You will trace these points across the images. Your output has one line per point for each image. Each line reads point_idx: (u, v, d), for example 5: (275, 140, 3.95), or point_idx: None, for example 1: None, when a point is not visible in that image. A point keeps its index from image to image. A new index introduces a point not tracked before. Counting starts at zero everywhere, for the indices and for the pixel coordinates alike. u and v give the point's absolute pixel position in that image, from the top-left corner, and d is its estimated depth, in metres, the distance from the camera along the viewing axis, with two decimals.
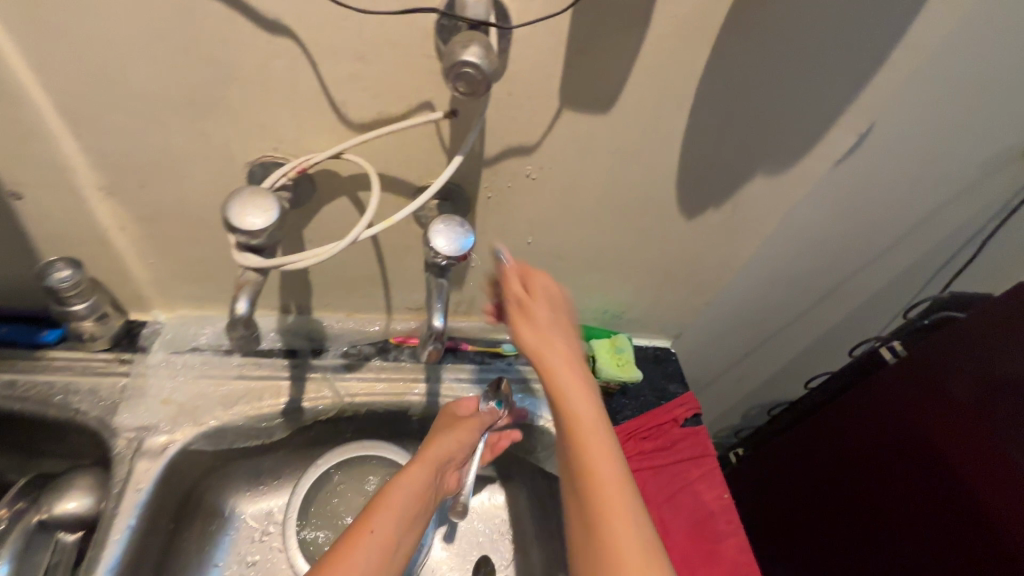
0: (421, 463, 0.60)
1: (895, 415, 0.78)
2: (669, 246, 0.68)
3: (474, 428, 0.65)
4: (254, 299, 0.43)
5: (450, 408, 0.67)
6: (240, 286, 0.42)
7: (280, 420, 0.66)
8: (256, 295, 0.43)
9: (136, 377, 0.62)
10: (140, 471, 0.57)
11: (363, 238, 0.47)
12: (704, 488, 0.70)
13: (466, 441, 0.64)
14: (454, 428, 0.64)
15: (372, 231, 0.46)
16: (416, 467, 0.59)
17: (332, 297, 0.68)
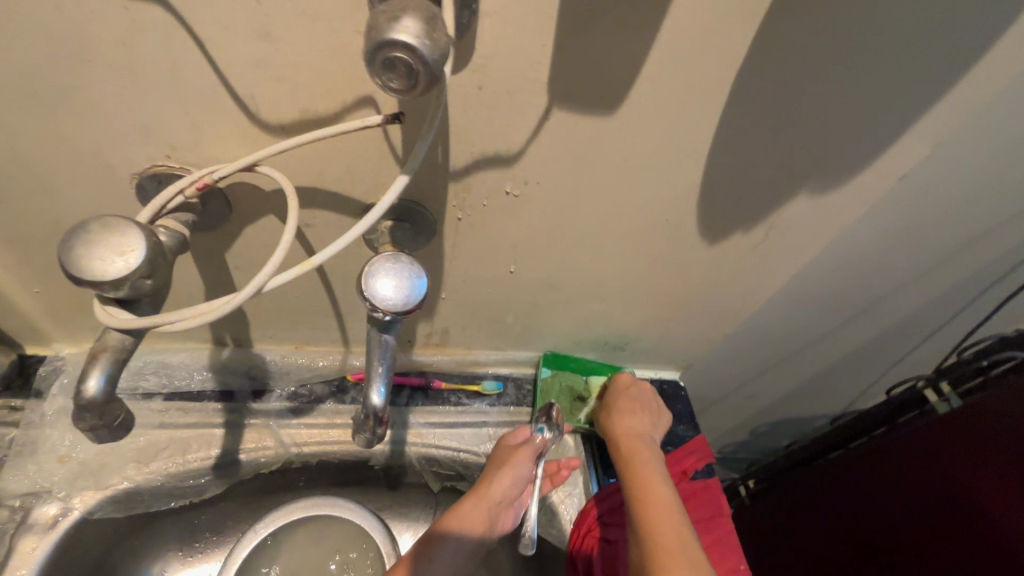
0: (471, 502, 0.52)
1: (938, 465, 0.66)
2: (683, 274, 0.56)
3: (531, 459, 0.54)
4: (114, 372, 0.31)
5: (508, 435, 0.58)
6: (96, 353, 0.31)
7: (211, 477, 0.55)
8: (117, 364, 0.31)
9: (29, 429, 0.50)
10: (24, 550, 0.47)
11: (273, 286, 0.34)
12: (717, 559, 0.59)
13: (521, 475, 0.54)
14: (508, 461, 0.54)
15: (282, 278, 0.33)
16: (463, 508, 0.52)
17: (276, 329, 0.56)
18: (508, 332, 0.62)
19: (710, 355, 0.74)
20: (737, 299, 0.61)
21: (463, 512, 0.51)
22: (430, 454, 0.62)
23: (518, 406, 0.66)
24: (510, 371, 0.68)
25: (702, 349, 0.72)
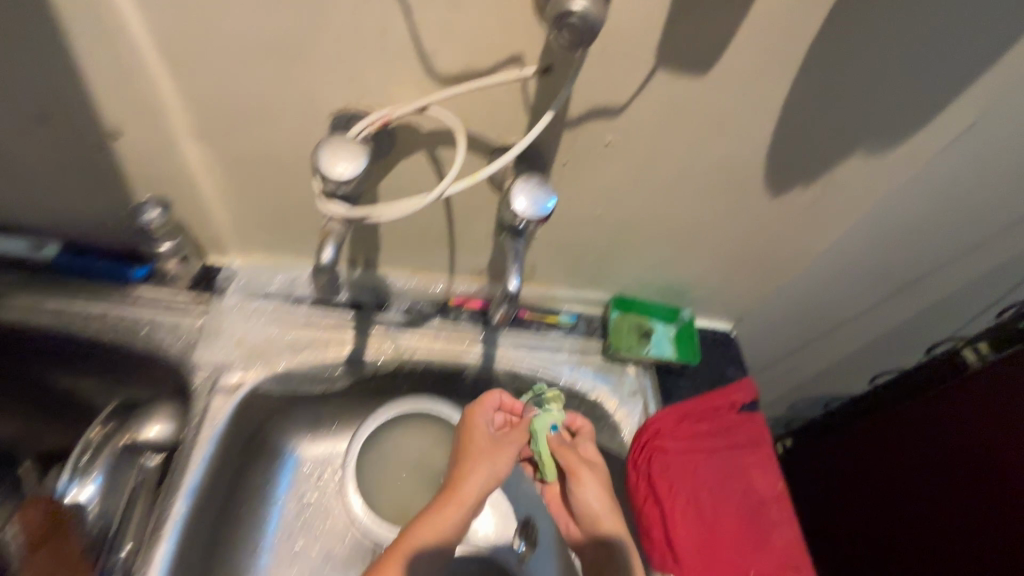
0: (458, 502, 0.59)
1: (952, 417, 0.78)
2: (746, 224, 0.64)
3: (507, 460, 0.63)
4: (338, 247, 0.44)
5: (473, 424, 0.63)
6: (325, 234, 0.43)
7: (343, 369, 0.68)
8: (339, 243, 0.44)
9: (213, 317, 0.64)
10: (216, 406, 0.60)
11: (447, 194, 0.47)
12: (758, 475, 0.68)
13: (494, 472, 0.62)
14: (484, 463, 0.61)
15: (457, 187, 0.45)
16: (449, 508, 0.58)
17: (398, 253, 0.68)
18: (586, 271, 0.72)
19: (760, 309, 0.82)
20: (791, 252, 0.70)
21: (449, 510, 0.58)
22: (515, 369, 0.73)
23: (588, 337, 0.76)
24: (582, 309, 0.78)
25: (754, 301, 0.80)
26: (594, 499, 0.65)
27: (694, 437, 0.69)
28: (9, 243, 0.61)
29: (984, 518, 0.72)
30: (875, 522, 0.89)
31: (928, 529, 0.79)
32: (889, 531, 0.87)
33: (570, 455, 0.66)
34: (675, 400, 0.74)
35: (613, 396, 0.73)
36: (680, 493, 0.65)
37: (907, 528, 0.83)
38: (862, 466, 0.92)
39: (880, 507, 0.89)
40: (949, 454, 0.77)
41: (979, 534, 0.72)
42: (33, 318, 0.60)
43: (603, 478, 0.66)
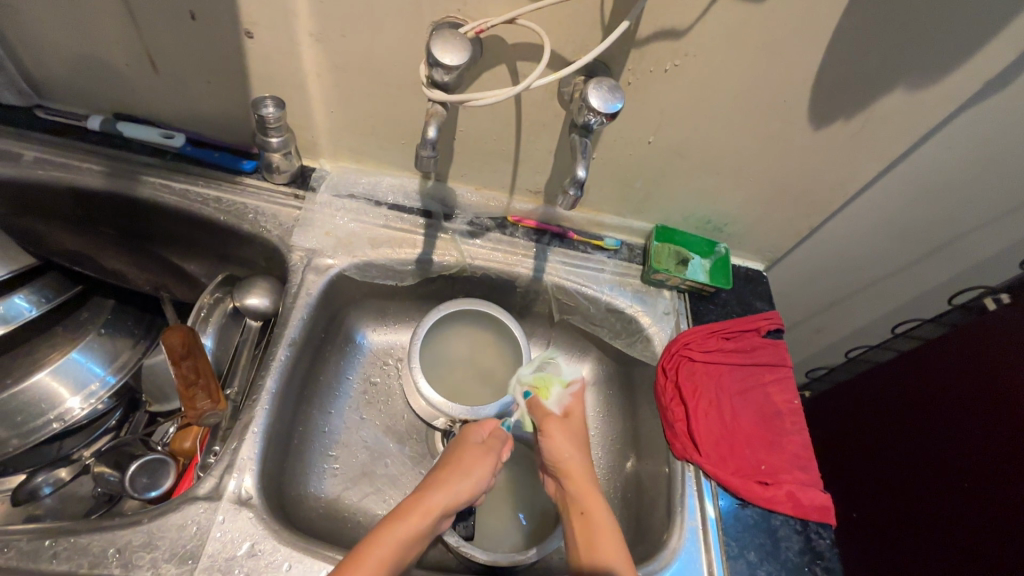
0: (425, 512, 0.56)
1: (974, 361, 0.82)
2: (788, 156, 0.70)
3: (488, 474, 0.63)
4: (438, 128, 0.54)
5: (466, 434, 0.67)
6: (430, 115, 0.53)
7: (412, 268, 0.78)
8: (440, 124, 0.54)
9: (307, 210, 0.75)
10: (310, 282, 0.71)
11: (532, 90, 0.57)
12: (775, 390, 0.75)
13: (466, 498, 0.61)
14: (461, 474, 0.61)
15: (543, 82, 0.55)
16: (418, 514, 0.56)
17: (468, 169, 0.76)
18: (634, 197, 0.79)
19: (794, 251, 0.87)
20: (828, 191, 0.75)
21: (416, 520, 0.55)
22: (562, 284, 0.81)
23: (629, 262, 0.84)
24: (625, 237, 0.86)
25: (788, 243, 0.85)
26: (567, 450, 0.69)
27: (719, 349, 0.77)
28: (144, 131, 0.71)
29: (988, 437, 0.78)
30: (888, 460, 0.95)
31: (936, 457, 0.85)
32: (898, 465, 0.92)
33: (548, 416, 0.72)
34: (706, 322, 0.81)
35: (648, 314, 0.81)
36: (702, 396, 0.73)
37: (917, 459, 0.89)
38: (879, 410, 0.99)
39: (892, 447, 0.95)
40: (959, 386, 0.84)
41: (981, 452, 0.78)
42: (162, 197, 0.70)
43: (575, 434, 0.72)
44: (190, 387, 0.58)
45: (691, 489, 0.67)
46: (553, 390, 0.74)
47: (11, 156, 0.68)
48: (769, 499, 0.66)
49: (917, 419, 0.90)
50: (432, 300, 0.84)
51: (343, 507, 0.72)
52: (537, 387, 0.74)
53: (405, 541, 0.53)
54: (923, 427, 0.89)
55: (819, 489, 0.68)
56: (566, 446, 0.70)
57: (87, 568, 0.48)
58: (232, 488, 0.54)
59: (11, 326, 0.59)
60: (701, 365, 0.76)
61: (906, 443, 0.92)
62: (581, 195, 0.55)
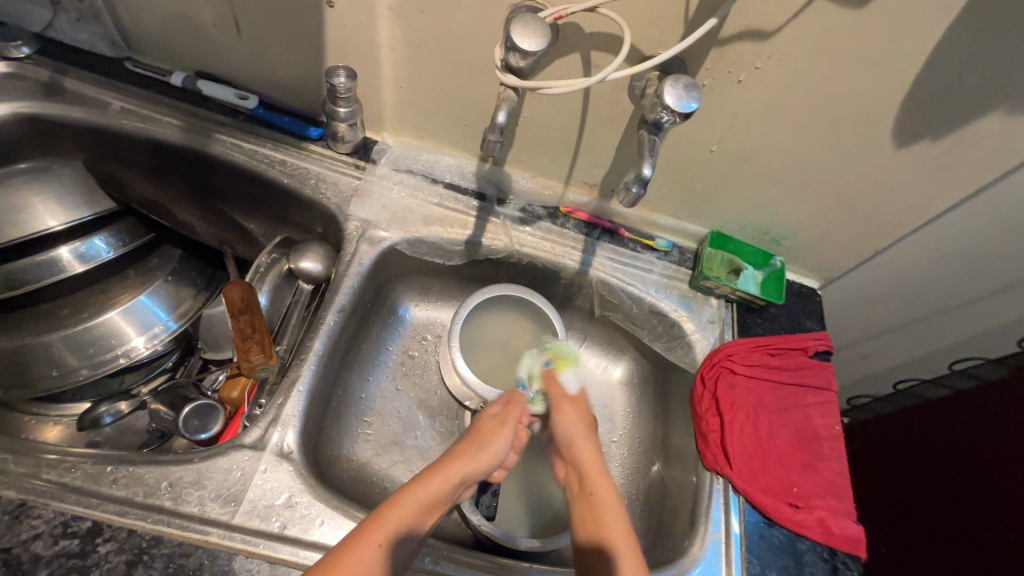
0: (444, 476, 0.56)
1: None
2: (861, 174, 0.67)
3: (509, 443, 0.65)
4: (509, 114, 0.54)
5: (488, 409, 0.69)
6: (501, 100, 0.53)
7: (461, 249, 0.78)
8: (511, 110, 0.54)
9: (365, 182, 0.76)
10: (363, 252, 0.73)
11: (605, 82, 0.56)
12: (816, 414, 0.73)
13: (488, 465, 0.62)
14: (482, 444, 0.62)
15: (619, 75, 0.54)
16: (439, 477, 0.56)
17: (527, 156, 0.76)
18: (692, 200, 0.77)
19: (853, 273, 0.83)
20: (901, 213, 0.71)
21: (437, 485, 0.55)
22: (608, 281, 0.80)
23: (678, 266, 0.82)
24: (678, 240, 0.84)
25: (848, 263, 0.82)
26: (574, 433, 0.68)
27: (763, 364, 0.75)
28: (222, 90, 0.74)
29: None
30: (932, 501, 0.91)
31: (985, 504, 0.81)
32: (943, 509, 0.88)
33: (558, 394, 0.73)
34: (752, 335, 0.79)
35: (692, 320, 0.79)
36: (740, 410, 0.72)
37: (964, 505, 0.84)
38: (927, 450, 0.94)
39: (938, 488, 0.90)
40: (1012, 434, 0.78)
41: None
42: (233, 156, 0.73)
43: (584, 419, 0.70)
44: (245, 341, 0.61)
45: (718, 502, 0.66)
46: (571, 369, 0.76)
47: (99, 103, 0.72)
48: (798, 522, 0.64)
49: (970, 464, 0.86)
50: (477, 283, 0.85)
51: (372, 471, 0.74)
52: (557, 361, 0.77)
53: (426, 502, 0.53)
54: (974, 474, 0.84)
55: (852, 520, 0.65)
56: (571, 430, 0.68)
57: (143, 496, 0.51)
58: (275, 441, 0.57)
59: (88, 266, 0.63)
60: (742, 378, 0.74)
61: (954, 487, 0.87)
62: (643, 193, 0.54)
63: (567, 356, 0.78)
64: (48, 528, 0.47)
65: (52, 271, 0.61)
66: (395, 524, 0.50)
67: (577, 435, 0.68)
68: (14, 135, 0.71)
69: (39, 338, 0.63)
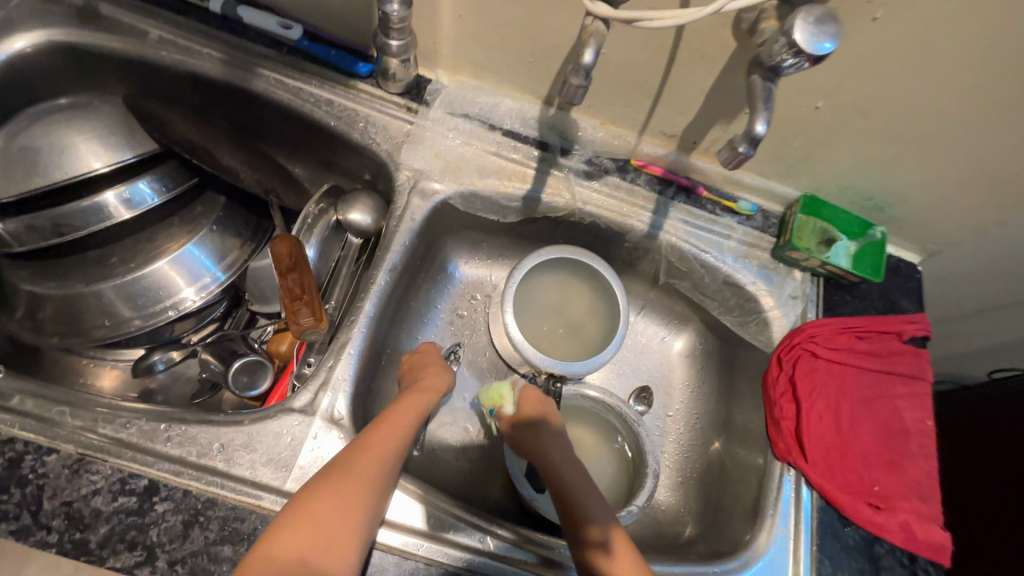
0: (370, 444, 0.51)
1: None
2: (1011, 135, 0.56)
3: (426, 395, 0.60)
4: (597, 53, 0.45)
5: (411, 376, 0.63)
6: (588, 35, 0.44)
7: (519, 204, 0.72)
8: (599, 47, 0.45)
9: (418, 126, 0.69)
10: (414, 206, 0.67)
11: (715, 12, 0.46)
12: (906, 406, 0.66)
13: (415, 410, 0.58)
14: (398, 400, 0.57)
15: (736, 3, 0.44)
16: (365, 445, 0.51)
17: (599, 100, 0.67)
18: (787, 158, 0.67)
19: (968, 249, 0.72)
20: None
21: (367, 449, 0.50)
22: (679, 246, 0.72)
23: (761, 232, 0.73)
24: (763, 202, 0.74)
25: (963, 237, 0.71)
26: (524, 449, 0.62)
27: (850, 348, 0.67)
28: (265, 18, 0.67)
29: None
30: None
31: None
32: None
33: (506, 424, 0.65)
34: (839, 315, 0.71)
35: (771, 295, 0.71)
36: (820, 397, 0.65)
37: None
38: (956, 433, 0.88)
39: None
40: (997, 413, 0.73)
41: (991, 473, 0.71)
42: (277, 94, 0.67)
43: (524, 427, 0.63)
44: (294, 302, 0.57)
45: (788, 494, 0.61)
46: (507, 400, 0.66)
47: (136, 31, 0.66)
48: (879, 525, 0.59)
49: None
50: (532, 241, 0.79)
51: None
52: (491, 403, 0.67)
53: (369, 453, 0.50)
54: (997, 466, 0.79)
55: (938, 525, 0.60)
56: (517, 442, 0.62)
57: (196, 456, 0.50)
58: (326, 406, 0.55)
59: (135, 212, 0.60)
60: (825, 363, 0.67)
61: None
62: (751, 154, 0.45)
63: (496, 393, 0.67)
64: (107, 484, 0.46)
65: (99, 218, 0.58)
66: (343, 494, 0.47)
67: (524, 430, 0.63)
68: (54, 66, 0.67)
69: (90, 286, 0.61)
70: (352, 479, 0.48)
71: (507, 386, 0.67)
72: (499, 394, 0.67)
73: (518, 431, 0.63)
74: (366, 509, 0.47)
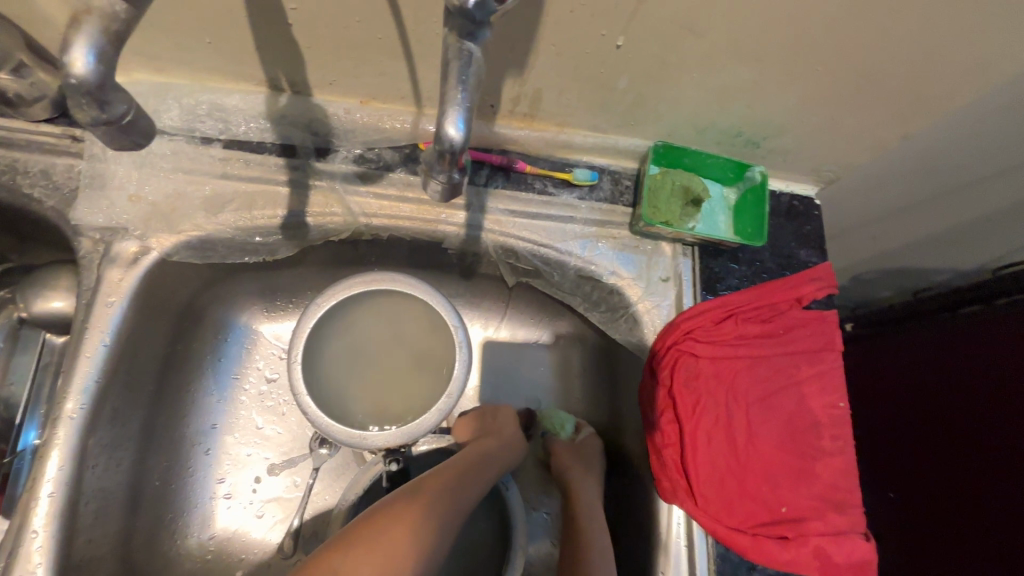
0: (427, 488, 0.47)
1: None
2: (899, 24, 0.38)
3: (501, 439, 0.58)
4: None
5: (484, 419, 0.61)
6: None
7: (282, 237, 0.52)
8: None
9: (94, 162, 0.48)
10: (113, 282, 0.47)
11: None
12: (813, 391, 0.52)
13: (504, 456, 0.56)
14: (473, 449, 0.55)
15: None
16: (416, 493, 0.46)
17: (337, 73, 0.46)
18: (616, 104, 0.48)
19: (871, 168, 0.57)
20: (960, 77, 0.43)
21: (418, 498, 0.45)
22: (510, 245, 0.55)
23: (612, 204, 0.55)
24: (609, 162, 0.56)
25: (861, 156, 0.55)
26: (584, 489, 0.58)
27: (737, 336, 0.53)
28: None
29: (999, 434, 0.57)
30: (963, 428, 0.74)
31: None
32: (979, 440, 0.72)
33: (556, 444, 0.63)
34: (722, 292, 0.56)
35: (637, 283, 0.55)
36: (706, 411, 0.51)
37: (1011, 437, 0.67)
38: (856, 378, 0.79)
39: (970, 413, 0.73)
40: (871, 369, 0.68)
41: (960, 447, 0.61)
42: None
43: (586, 460, 0.61)
44: None
45: (681, 544, 0.50)
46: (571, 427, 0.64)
47: None
48: (789, 560, 0.47)
49: None
50: (334, 268, 0.60)
51: (240, 546, 0.57)
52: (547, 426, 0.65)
53: (426, 493, 0.46)
54: (891, 415, 0.71)
55: (860, 538, 0.49)
56: (575, 482, 0.59)
57: None
58: None
59: None
60: (708, 363, 0.52)
61: None
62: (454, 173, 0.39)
63: (558, 417, 0.65)
64: None
65: None
66: (372, 536, 0.41)
67: (574, 459, 0.61)
68: None
69: None
70: (395, 525, 0.42)
71: (571, 421, 0.65)
72: (560, 422, 0.64)
73: (567, 456, 0.61)
74: (411, 549, 0.41)
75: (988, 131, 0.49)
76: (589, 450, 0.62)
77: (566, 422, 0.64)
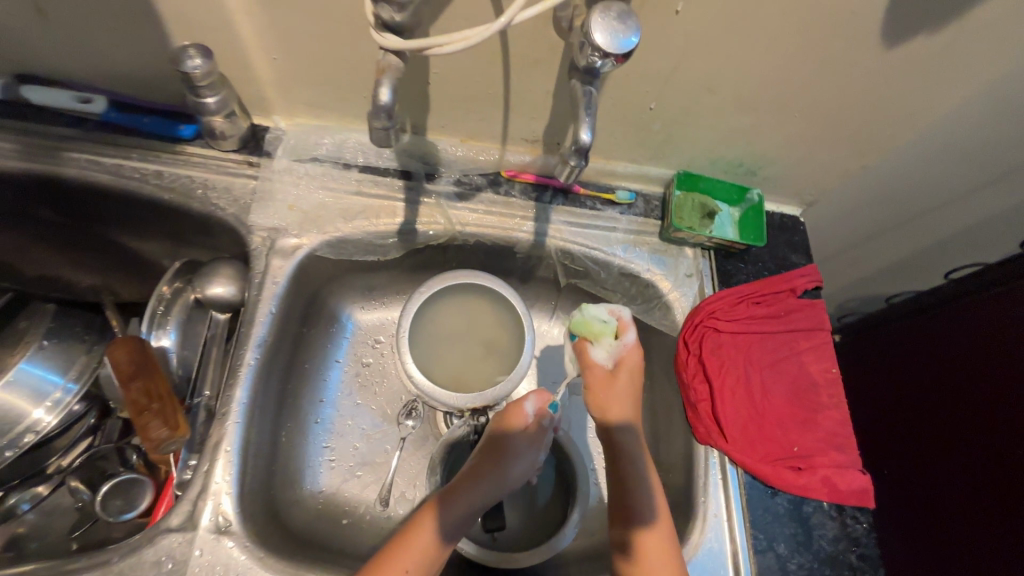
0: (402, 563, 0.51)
1: None
2: (844, 86, 0.57)
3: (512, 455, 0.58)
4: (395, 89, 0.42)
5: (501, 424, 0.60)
6: (382, 71, 0.41)
7: (395, 240, 0.67)
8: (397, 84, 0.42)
9: (264, 181, 0.64)
10: (276, 269, 0.61)
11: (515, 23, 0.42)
12: (811, 359, 0.66)
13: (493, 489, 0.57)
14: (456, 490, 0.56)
15: (527, 15, 0.41)
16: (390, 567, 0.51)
17: (452, 119, 0.64)
18: (651, 141, 0.66)
19: (839, 192, 0.74)
20: (891, 122, 0.61)
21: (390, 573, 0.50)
22: (568, 248, 0.70)
23: (645, 218, 0.72)
24: (642, 187, 0.73)
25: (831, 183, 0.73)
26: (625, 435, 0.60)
27: (748, 317, 0.68)
28: (59, 96, 0.59)
29: (960, 404, 0.71)
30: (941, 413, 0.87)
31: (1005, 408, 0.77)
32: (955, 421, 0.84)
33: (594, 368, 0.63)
34: (734, 284, 0.71)
35: (668, 278, 0.71)
36: (728, 374, 0.65)
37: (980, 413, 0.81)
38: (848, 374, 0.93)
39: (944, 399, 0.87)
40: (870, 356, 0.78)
41: (933, 417, 0.75)
42: (95, 177, 0.60)
43: (629, 388, 0.62)
44: (144, 416, 0.54)
45: (716, 478, 0.61)
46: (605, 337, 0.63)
47: None
48: (802, 486, 0.60)
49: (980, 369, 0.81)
50: (424, 269, 0.75)
51: (343, 501, 0.68)
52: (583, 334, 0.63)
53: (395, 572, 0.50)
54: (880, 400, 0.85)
55: (858, 471, 0.61)
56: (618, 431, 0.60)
57: None
58: (208, 518, 0.52)
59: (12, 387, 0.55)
60: (728, 337, 0.67)
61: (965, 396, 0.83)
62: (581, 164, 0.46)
63: (591, 327, 0.63)
64: None
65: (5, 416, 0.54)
66: None
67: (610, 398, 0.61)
68: None
69: None
70: None
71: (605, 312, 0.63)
72: (596, 318, 0.63)
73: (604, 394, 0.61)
74: None
75: (919, 163, 0.68)
76: (630, 378, 0.62)
77: (595, 317, 0.63)
